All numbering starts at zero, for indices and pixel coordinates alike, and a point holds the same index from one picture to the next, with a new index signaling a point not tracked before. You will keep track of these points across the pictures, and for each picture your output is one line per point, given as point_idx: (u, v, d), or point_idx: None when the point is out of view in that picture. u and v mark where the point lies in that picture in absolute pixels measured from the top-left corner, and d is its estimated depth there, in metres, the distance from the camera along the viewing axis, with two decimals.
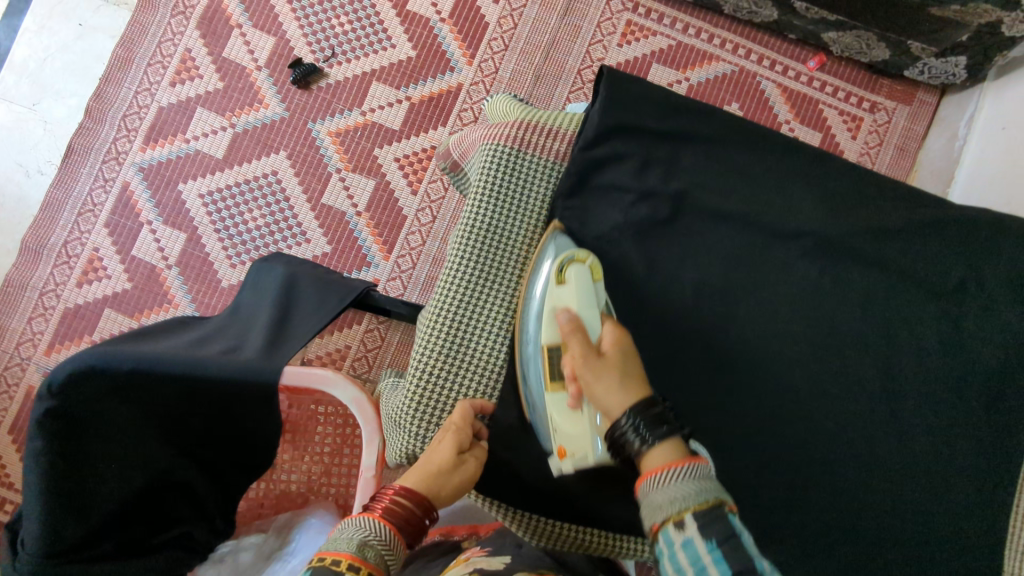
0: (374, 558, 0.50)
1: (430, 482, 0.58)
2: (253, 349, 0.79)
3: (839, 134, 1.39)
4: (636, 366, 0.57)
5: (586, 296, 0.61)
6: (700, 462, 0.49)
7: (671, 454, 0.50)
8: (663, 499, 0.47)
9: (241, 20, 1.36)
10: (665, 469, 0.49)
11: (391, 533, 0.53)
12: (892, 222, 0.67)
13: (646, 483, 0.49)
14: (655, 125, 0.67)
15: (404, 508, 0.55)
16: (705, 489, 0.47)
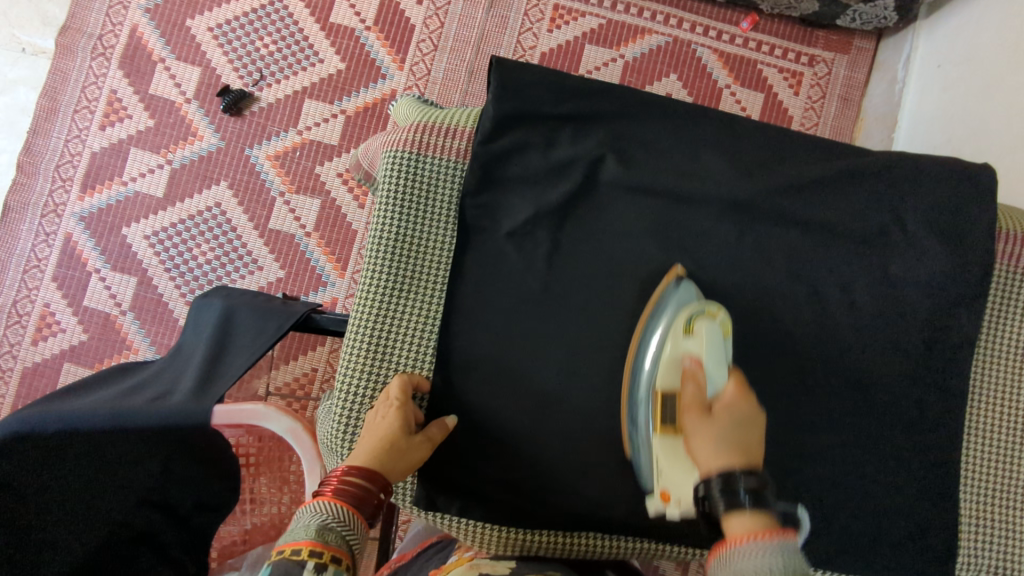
0: (335, 540, 0.50)
1: (377, 456, 0.56)
2: (187, 390, 0.78)
3: (781, 92, 1.37)
4: (755, 430, 0.54)
5: (715, 356, 0.58)
6: (790, 540, 0.47)
7: (761, 521, 0.48)
8: (747, 566, 0.46)
9: (163, 54, 1.34)
10: (751, 540, 0.47)
11: (349, 512, 0.52)
12: (806, 177, 0.66)
13: (728, 550, 0.47)
14: (553, 110, 0.65)
15: (355, 485, 0.54)
16: (792, 564, 0.45)
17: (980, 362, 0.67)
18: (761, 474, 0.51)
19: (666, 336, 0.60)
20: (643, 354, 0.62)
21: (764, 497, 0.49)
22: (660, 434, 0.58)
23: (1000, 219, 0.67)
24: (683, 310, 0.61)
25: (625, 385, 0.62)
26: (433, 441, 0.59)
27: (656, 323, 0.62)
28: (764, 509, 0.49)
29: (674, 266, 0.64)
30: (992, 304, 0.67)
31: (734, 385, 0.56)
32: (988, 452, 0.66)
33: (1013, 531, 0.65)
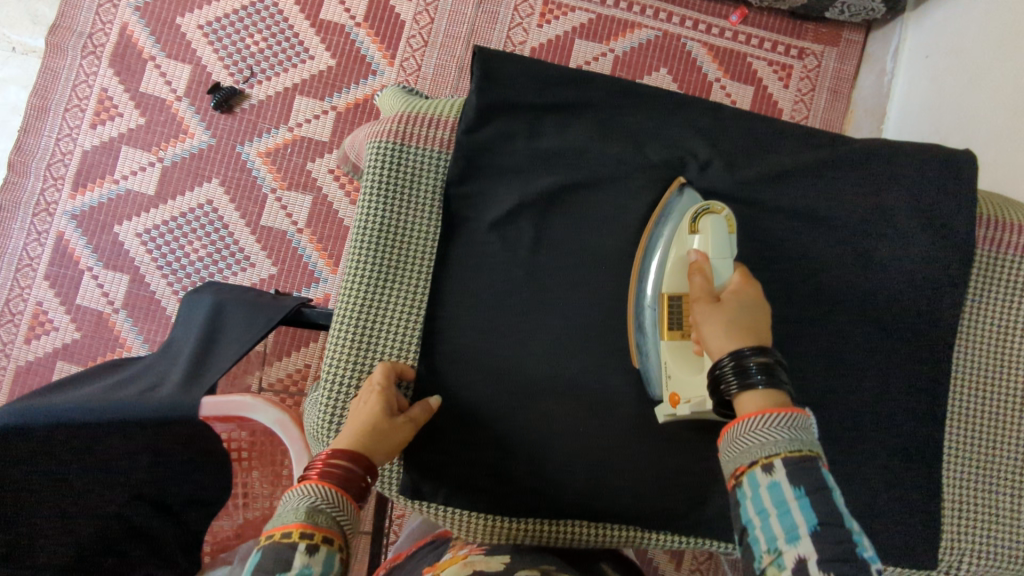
0: (325, 522, 0.50)
1: (361, 438, 0.56)
2: (176, 382, 0.79)
3: (771, 85, 1.37)
4: (762, 317, 0.56)
5: (720, 247, 0.59)
6: (801, 414, 0.49)
7: (771, 397, 0.50)
8: (754, 443, 0.48)
9: (153, 52, 1.34)
10: (760, 414, 0.49)
11: (337, 493, 0.53)
12: (788, 164, 0.66)
13: (738, 424, 0.50)
14: (535, 99, 0.65)
15: (341, 467, 0.54)
16: (799, 439, 0.48)
17: (961, 347, 0.68)
18: (771, 351, 0.52)
19: (672, 239, 0.62)
20: (648, 261, 0.63)
21: (774, 371, 0.51)
22: (668, 336, 0.60)
23: (981, 205, 0.68)
24: (687, 212, 0.62)
25: (632, 293, 0.64)
26: (416, 422, 0.59)
27: (662, 227, 0.63)
28: (775, 383, 0.50)
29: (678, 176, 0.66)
30: (973, 290, 0.68)
31: (739, 276, 0.57)
32: (970, 435, 0.67)
33: (996, 514, 0.66)
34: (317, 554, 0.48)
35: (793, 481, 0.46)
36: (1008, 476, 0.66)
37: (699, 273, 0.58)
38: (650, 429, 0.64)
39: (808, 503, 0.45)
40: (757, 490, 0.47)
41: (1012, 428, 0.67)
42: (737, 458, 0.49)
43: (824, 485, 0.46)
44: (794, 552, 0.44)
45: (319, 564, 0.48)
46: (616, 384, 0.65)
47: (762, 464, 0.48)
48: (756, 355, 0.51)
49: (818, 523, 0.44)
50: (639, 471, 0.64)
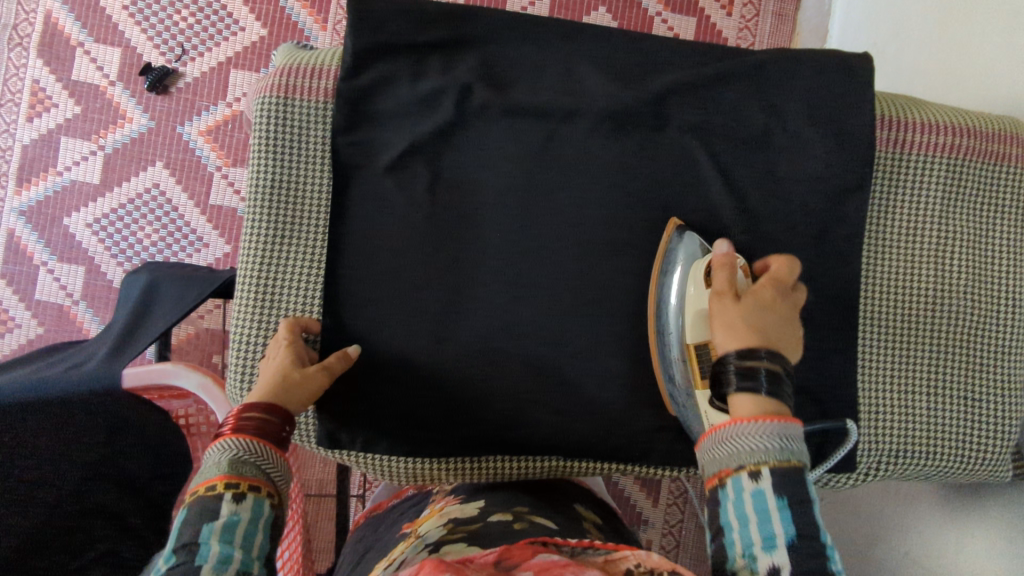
0: (250, 471, 0.50)
1: (272, 390, 0.56)
2: (98, 359, 0.81)
3: (714, 15, 1.29)
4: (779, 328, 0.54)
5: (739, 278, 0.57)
6: (790, 424, 0.49)
7: (763, 401, 0.50)
8: (743, 448, 0.48)
9: (80, 38, 1.29)
10: (752, 421, 0.49)
11: (257, 442, 0.52)
12: (682, 82, 0.65)
13: (729, 427, 0.50)
14: (414, 40, 0.63)
15: (256, 417, 0.54)
16: (789, 448, 0.47)
17: (870, 251, 0.67)
18: (781, 359, 0.52)
19: (687, 284, 0.60)
20: (667, 314, 0.62)
21: (776, 377, 0.51)
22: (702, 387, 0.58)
23: (880, 107, 0.67)
24: (698, 261, 0.60)
25: (657, 350, 0.63)
26: (331, 370, 0.60)
27: (671, 274, 0.62)
28: (776, 392, 0.50)
29: (674, 219, 0.65)
30: (877, 193, 0.67)
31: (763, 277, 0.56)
32: (882, 339, 0.67)
33: (910, 414, 0.66)
34: (245, 501, 0.49)
35: (776, 492, 0.46)
36: (925, 378, 0.67)
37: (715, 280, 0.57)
38: (563, 359, 0.65)
39: (790, 515, 0.45)
40: (740, 495, 0.47)
41: (925, 328, 0.67)
42: (723, 460, 0.49)
43: (808, 500, 0.46)
44: (770, 560, 0.44)
45: (248, 510, 0.49)
46: (525, 318, 0.65)
47: (749, 470, 0.47)
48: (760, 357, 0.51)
49: (798, 537, 0.45)
50: (555, 400, 0.65)
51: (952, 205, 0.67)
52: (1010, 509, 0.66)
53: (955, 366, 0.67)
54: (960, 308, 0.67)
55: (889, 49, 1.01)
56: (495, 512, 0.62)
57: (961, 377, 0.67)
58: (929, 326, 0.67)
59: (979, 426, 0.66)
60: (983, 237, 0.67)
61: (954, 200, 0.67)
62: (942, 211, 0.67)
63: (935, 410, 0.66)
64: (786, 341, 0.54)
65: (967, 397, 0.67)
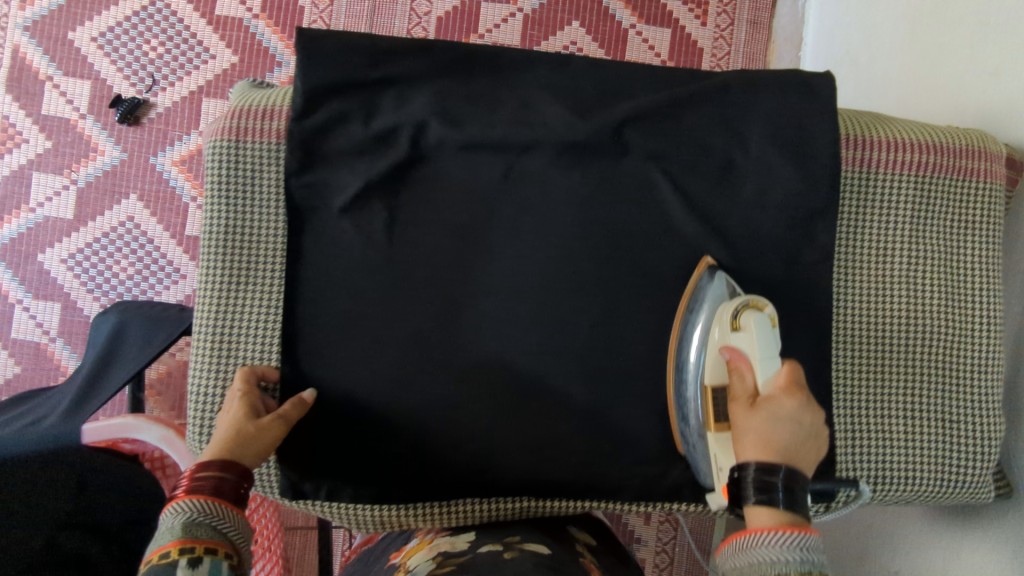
0: (206, 533, 0.48)
1: (226, 446, 0.54)
2: (61, 414, 0.81)
3: (688, 26, 1.26)
4: (803, 427, 0.51)
5: (766, 346, 0.54)
6: (812, 534, 0.47)
7: (784, 517, 0.48)
8: (762, 559, 0.46)
9: (49, 72, 1.24)
10: (773, 531, 0.47)
11: (213, 502, 0.50)
12: (643, 109, 0.63)
13: (746, 537, 0.48)
14: (366, 76, 0.62)
15: (211, 476, 0.52)
16: (810, 560, 0.46)
17: (841, 273, 0.66)
18: (799, 475, 0.49)
19: (712, 324, 0.59)
20: (688, 347, 0.61)
21: (797, 494, 0.49)
22: (714, 428, 0.57)
23: (845, 126, 0.66)
24: (722, 302, 0.60)
25: (673, 384, 0.62)
26: (287, 418, 0.58)
27: (698, 312, 0.61)
28: (794, 506, 0.48)
29: (707, 257, 0.63)
30: (846, 213, 0.66)
31: (784, 370, 0.53)
32: (857, 363, 0.66)
33: (888, 438, 0.65)
34: (201, 566, 0.47)
35: None
36: (902, 400, 0.65)
37: (738, 372, 0.55)
38: (533, 396, 0.63)
39: None
40: None
41: (900, 349, 0.66)
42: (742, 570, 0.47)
43: None
44: None
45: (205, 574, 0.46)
46: (492, 356, 0.63)
47: None
48: (779, 475, 0.49)
49: None
50: (526, 439, 0.63)
51: (923, 223, 0.66)
52: (994, 532, 0.64)
53: (932, 386, 0.66)
54: (934, 326, 0.66)
55: (863, 57, 0.99)
56: (484, 543, 0.61)
57: (938, 399, 0.65)
58: (904, 347, 0.66)
59: (960, 449, 0.64)
60: (955, 255, 0.66)
61: (924, 219, 0.66)
62: (912, 228, 0.66)
63: (914, 433, 0.65)
64: (809, 454, 0.51)
65: (945, 419, 0.65)
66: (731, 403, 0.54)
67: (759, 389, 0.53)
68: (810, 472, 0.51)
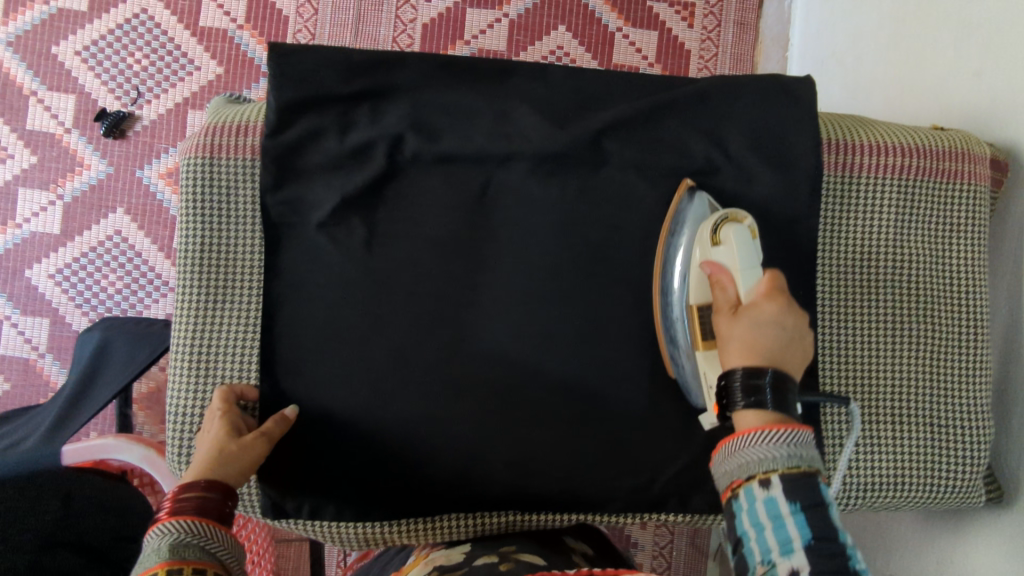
0: (194, 553, 0.47)
1: (208, 466, 0.54)
2: (40, 435, 0.80)
3: (674, 27, 1.25)
4: (788, 330, 0.51)
5: (746, 256, 0.54)
6: (801, 430, 0.47)
7: (772, 415, 0.48)
8: (753, 458, 0.47)
9: (33, 87, 1.19)
10: (762, 430, 0.47)
11: (200, 522, 0.49)
12: (621, 118, 0.63)
13: (738, 439, 0.48)
14: (340, 90, 0.61)
15: (195, 496, 0.51)
16: (800, 454, 0.46)
17: (825, 278, 0.65)
18: (786, 376, 0.49)
19: (693, 246, 0.59)
20: (671, 274, 0.61)
21: (785, 392, 0.49)
22: (702, 347, 0.57)
23: (825, 131, 0.66)
24: (704, 221, 0.59)
25: (659, 308, 0.61)
26: (269, 435, 0.57)
27: (678, 238, 0.60)
28: (782, 405, 0.48)
29: (685, 179, 0.63)
30: (828, 218, 0.65)
31: (765, 278, 0.53)
32: (843, 369, 0.65)
33: (875, 443, 0.64)
34: None
35: (788, 498, 0.45)
36: (888, 405, 0.65)
37: (720, 286, 0.55)
38: (517, 410, 0.62)
39: (804, 519, 0.44)
40: (752, 504, 0.46)
41: (885, 354, 0.65)
42: (734, 471, 0.48)
43: (821, 502, 0.44)
44: (788, 565, 0.42)
45: None
46: (474, 372, 0.62)
47: (758, 478, 0.46)
48: (767, 376, 0.49)
49: (814, 540, 0.43)
50: (511, 454, 0.62)
51: (906, 226, 0.66)
52: (986, 537, 0.64)
53: (919, 390, 0.65)
54: (919, 329, 0.65)
55: (850, 58, 0.98)
56: (480, 556, 0.60)
57: (925, 403, 0.65)
58: (889, 351, 0.65)
59: (948, 454, 0.64)
60: (939, 258, 0.65)
61: (907, 222, 0.66)
62: (896, 232, 0.66)
63: (900, 438, 0.64)
64: (793, 356, 0.51)
65: (933, 424, 0.64)
66: (715, 316, 0.54)
67: (742, 299, 0.53)
68: (796, 373, 0.52)
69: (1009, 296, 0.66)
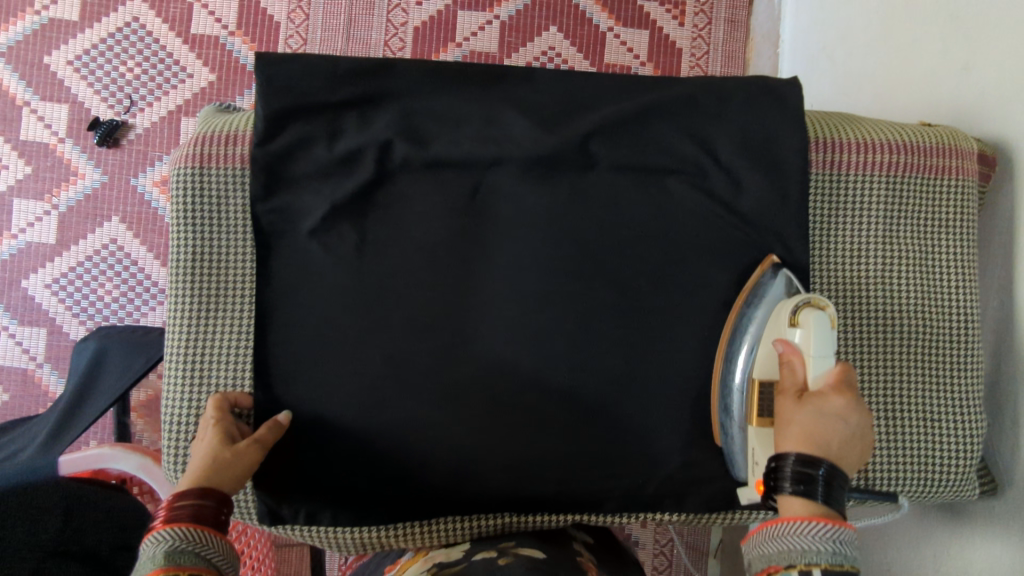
0: (189, 559, 0.47)
1: (203, 474, 0.53)
2: (36, 447, 0.80)
3: (665, 26, 1.25)
4: (852, 429, 0.51)
5: (824, 345, 0.54)
6: (848, 527, 0.47)
7: (818, 509, 0.48)
8: (793, 547, 0.46)
9: (26, 98, 1.19)
10: (807, 522, 0.47)
11: (195, 529, 0.49)
12: (608, 121, 0.63)
13: (778, 524, 0.48)
14: (327, 99, 0.61)
15: (189, 505, 0.51)
16: (843, 551, 0.46)
17: (815, 276, 0.66)
18: (838, 474, 0.49)
19: (768, 321, 0.59)
20: (738, 341, 0.61)
21: (835, 490, 0.49)
22: (757, 423, 0.57)
23: (812, 129, 0.66)
24: (781, 299, 0.59)
25: (720, 372, 0.62)
26: (262, 442, 0.57)
27: (752, 309, 0.61)
28: (830, 500, 0.48)
29: (771, 254, 0.63)
30: (818, 216, 0.66)
31: (838, 369, 0.53)
32: None
33: None
34: None
35: None
36: (881, 402, 0.65)
37: (789, 365, 0.54)
38: (509, 413, 0.62)
39: None
40: None
41: (878, 351, 0.65)
42: (772, 556, 0.47)
43: None
44: None
45: None
46: (467, 376, 0.62)
47: (799, 569, 0.46)
48: (819, 468, 0.48)
49: None
50: (505, 457, 0.62)
51: (895, 223, 0.66)
52: (982, 532, 0.64)
53: (912, 387, 0.65)
54: (912, 326, 0.65)
55: (840, 55, 0.98)
56: (479, 552, 0.61)
57: (918, 400, 0.65)
58: (882, 348, 0.65)
59: (942, 450, 0.64)
60: (930, 255, 0.66)
61: (896, 219, 0.66)
62: (885, 229, 0.66)
63: (894, 435, 0.64)
64: (851, 457, 0.51)
65: (926, 420, 0.65)
66: (778, 395, 0.54)
67: (809, 383, 0.53)
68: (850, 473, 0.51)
69: (1000, 291, 0.66)
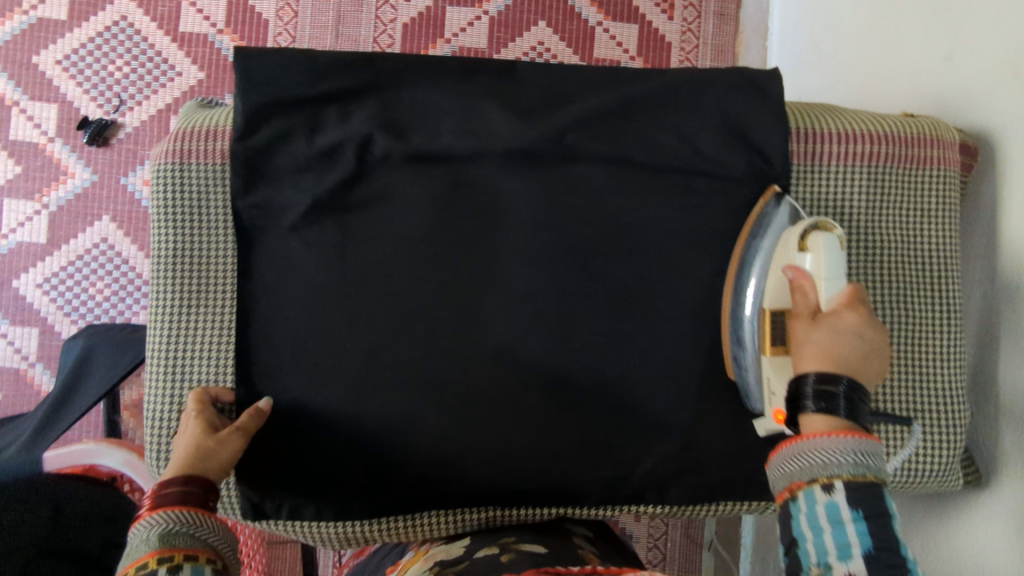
0: (184, 541, 0.47)
1: (188, 463, 0.54)
2: (22, 447, 0.80)
3: (654, 20, 1.25)
4: (868, 346, 0.52)
5: (836, 267, 0.54)
6: (871, 440, 0.47)
7: (840, 423, 0.48)
8: (815, 462, 0.47)
9: (15, 97, 1.19)
10: (828, 435, 0.47)
11: (186, 512, 0.49)
12: (590, 114, 0.63)
13: (800, 441, 0.48)
14: (307, 93, 0.61)
15: (176, 490, 0.51)
16: (867, 463, 0.46)
17: None
18: (859, 389, 0.50)
19: (775, 252, 0.59)
20: (746, 277, 0.61)
21: (857, 404, 0.49)
22: (770, 352, 0.57)
23: (793, 121, 0.66)
24: (788, 229, 0.59)
25: (729, 309, 0.62)
26: (245, 429, 0.58)
27: (758, 241, 0.61)
28: (852, 414, 0.49)
29: (771, 185, 0.63)
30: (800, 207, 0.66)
31: (850, 289, 0.54)
32: None
33: None
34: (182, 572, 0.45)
35: (851, 505, 0.45)
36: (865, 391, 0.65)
37: (801, 291, 0.55)
38: (493, 407, 0.62)
39: (865, 528, 0.44)
40: (813, 507, 0.46)
41: None
42: (795, 472, 0.48)
43: (885, 514, 0.44)
44: (845, 569, 0.43)
45: None
46: (450, 369, 0.63)
47: (821, 483, 0.46)
48: (841, 384, 0.49)
49: (874, 549, 0.43)
50: (489, 450, 0.63)
51: (878, 213, 0.66)
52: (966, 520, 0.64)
53: (897, 375, 0.65)
54: (896, 314, 0.65)
55: (827, 47, 0.98)
56: (481, 548, 0.61)
57: (902, 388, 0.65)
58: None
59: (925, 438, 0.64)
60: (913, 244, 0.66)
61: (879, 209, 0.66)
62: (867, 219, 0.66)
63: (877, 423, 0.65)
64: (869, 371, 0.52)
65: (910, 408, 0.65)
66: (792, 319, 0.55)
67: (822, 305, 0.54)
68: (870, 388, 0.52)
69: (983, 280, 0.66)
